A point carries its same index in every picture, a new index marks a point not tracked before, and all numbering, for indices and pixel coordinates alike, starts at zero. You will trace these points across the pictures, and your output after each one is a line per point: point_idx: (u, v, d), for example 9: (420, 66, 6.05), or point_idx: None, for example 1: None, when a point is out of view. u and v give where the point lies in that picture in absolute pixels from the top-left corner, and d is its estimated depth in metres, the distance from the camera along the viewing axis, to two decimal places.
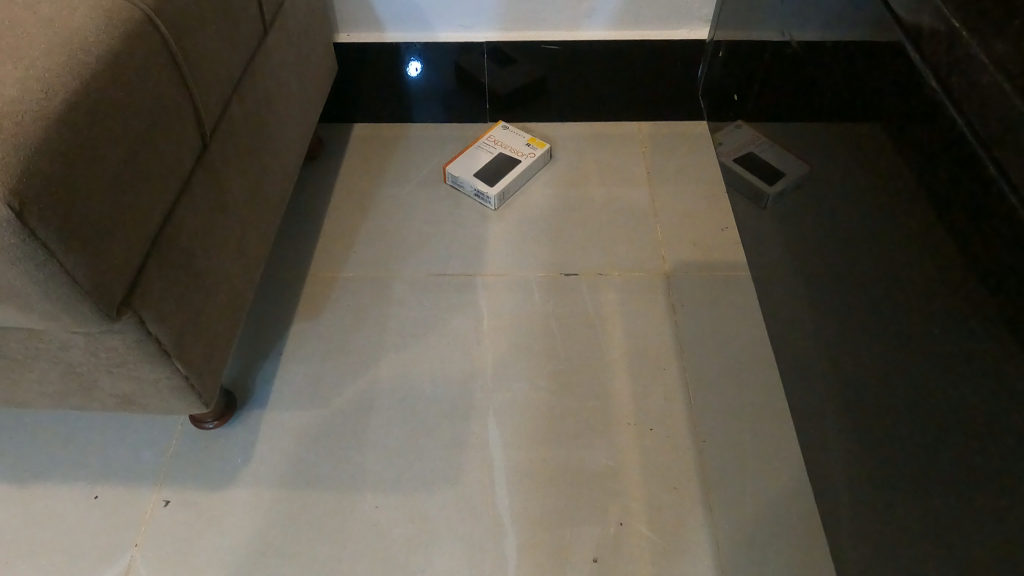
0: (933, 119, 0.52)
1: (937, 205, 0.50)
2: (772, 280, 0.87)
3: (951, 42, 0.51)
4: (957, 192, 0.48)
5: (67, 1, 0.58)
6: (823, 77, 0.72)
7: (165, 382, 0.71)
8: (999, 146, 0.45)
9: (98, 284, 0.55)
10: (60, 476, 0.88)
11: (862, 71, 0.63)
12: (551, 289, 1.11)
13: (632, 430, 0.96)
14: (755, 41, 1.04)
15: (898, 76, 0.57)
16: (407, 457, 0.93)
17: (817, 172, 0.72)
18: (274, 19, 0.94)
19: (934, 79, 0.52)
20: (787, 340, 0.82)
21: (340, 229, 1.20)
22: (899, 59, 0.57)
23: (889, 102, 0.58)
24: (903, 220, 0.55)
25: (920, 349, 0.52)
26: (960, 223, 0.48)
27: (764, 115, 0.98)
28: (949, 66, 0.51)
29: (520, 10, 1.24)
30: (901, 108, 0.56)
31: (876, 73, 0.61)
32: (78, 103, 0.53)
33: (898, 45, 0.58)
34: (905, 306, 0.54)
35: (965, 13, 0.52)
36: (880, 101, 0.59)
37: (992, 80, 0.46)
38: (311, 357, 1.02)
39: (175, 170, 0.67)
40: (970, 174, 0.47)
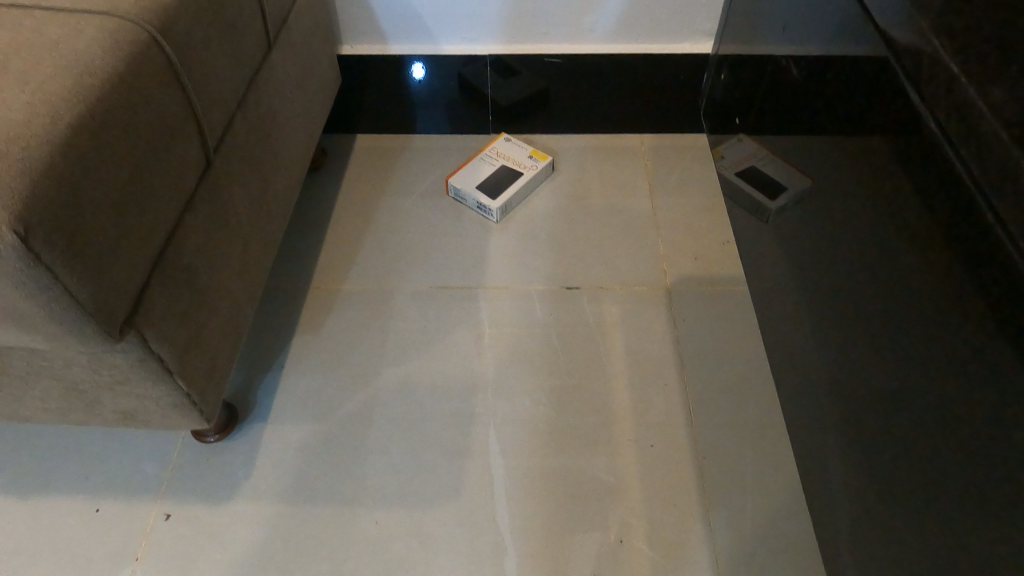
0: (932, 161, 0.52)
1: (936, 246, 0.51)
2: (772, 298, 0.87)
3: (950, 85, 0.51)
4: (956, 236, 0.49)
5: (73, 23, 0.59)
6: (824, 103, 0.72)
7: (166, 399, 0.71)
8: (999, 195, 0.45)
9: (100, 305, 0.56)
10: (62, 489, 0.89)
11: (861, 104, 0.64)
12: (552, 303, 1.11)
13: (633, 445, 0.96)
14: (759, 56, 1.04)
15: (897, 113, 0.57)
16: (407, 471, 0.93)
17: (818, 196, 0.73)
18: (279, 34, 0.95)
19: (933, 122, 0.52)
20: (787, 359, 0.82)
21: (343, 241, 1.20)
22: (898, 97, 0.57)
23: (889, 138, 0.58)
24: (903, 254, 0.55)
25: (920, 376, 0.52)
26: (960, 265, 0.48)
27: (767, 132, 0.98)
28: (948, 109, 0.51)
29: (523, 24, 1.24)
30: (900, 148, 0.56)
31: (875, 108, 0.61)
32: (82, 126, 0.54)
33: (896, 82, 0.58)
34: (905, 336, 0.54)
35: (964, 56, 0.52)
36: (880, 137, 0.59)
37: (991, 128, 0.46)
38: (312, 370, 1.03)
39: (178, 188, 0.67)
40: (970, 221, 0.47)
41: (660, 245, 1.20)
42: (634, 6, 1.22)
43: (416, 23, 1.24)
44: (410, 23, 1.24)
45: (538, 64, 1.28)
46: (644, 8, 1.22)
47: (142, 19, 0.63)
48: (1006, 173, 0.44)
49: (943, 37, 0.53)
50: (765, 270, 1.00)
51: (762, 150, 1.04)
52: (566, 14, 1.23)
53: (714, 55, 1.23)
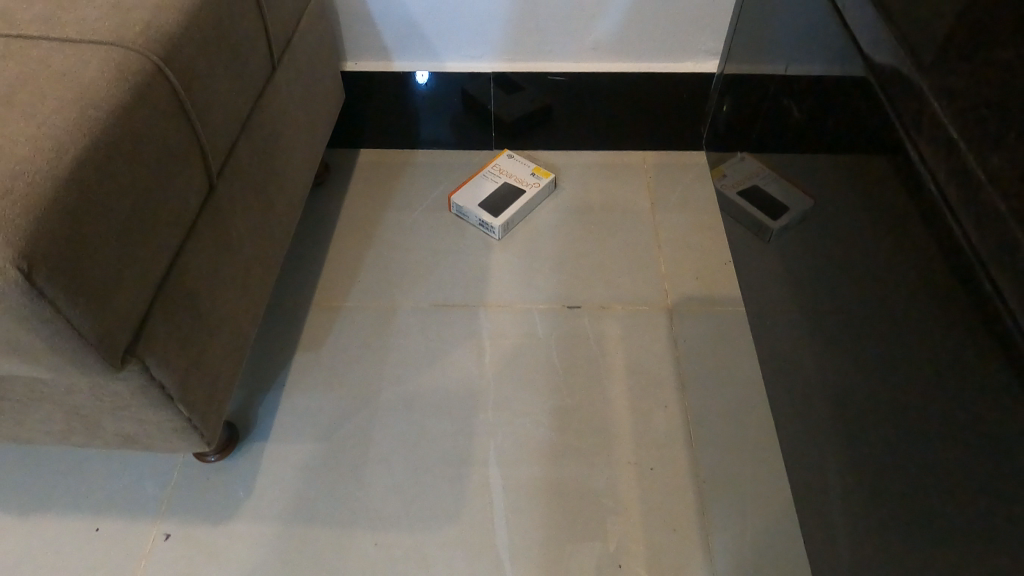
0: (935, 223, 0.53)
1: (942, 303, 0.52)
2: (785, 323, 0.88)
3: (949, 150, 0.51)
4: (960, 298, 0.50)
5: (79, 55, 0.60)
6: (833, 139, 0.74)
7: (168, 423, 0.71)
8: (997, 267, 0.45)
9: (103, 335, 0.56)
10: (63, 508, 0.89)
11: (867, 156, 0.65)
12: (554, 322, 1.11)
13: (633, 468, 0.96)
14: (765, 77, 1.04)
15: (901, 170, 0.58)
16: (407, 492, 0.93)
17: (831, 234, 0.74)
18: (283, 55, 0.96)
19: (934, 185, 0.54)
20: (794, 386, 0.81)
21: (345, 257, 1.20)
22: (900, 155, 0.59)
23: (895, 192, 0.59)
24: (912, 305, 0.56)
25: (931, 419, 0.53)
26: (963, 324, 0.49)
27: (773, 154, 0.98)
28: (948, 174, 0.51)
29: (527, 41, 1.24)
30: (905, 205, 0.58)
31: (880, 161, 0.62)
32: (87, 159, 0.54)
33: (897, 138, 0.59)
34: (916, 381, 0.55)
35: (962, 120, 0.52)
36: (887, 190, 0.61)
37: (989, 198, 0.47)
38: (313, 389, 1.03)
39: (181, 215, 0.68)
40: (972, 287, 0.49)
41: (662, 265, 1.20)
42: (638, 25, 1.22)
43: (420, 40, 1.24)
44: (414, 40, 1.24)
45: (542, 81, 1.29)
46: (648, 27, 1.22)
47: (147, 49, 0.63)
48: (1004, 244, 0.45)
49: (941, 98, 0.54)
50: (767, 293, 0.99)
51: (764, 168, 1.05)
52: (570, 33, 1.23)
53: (720, 75, 1.24)
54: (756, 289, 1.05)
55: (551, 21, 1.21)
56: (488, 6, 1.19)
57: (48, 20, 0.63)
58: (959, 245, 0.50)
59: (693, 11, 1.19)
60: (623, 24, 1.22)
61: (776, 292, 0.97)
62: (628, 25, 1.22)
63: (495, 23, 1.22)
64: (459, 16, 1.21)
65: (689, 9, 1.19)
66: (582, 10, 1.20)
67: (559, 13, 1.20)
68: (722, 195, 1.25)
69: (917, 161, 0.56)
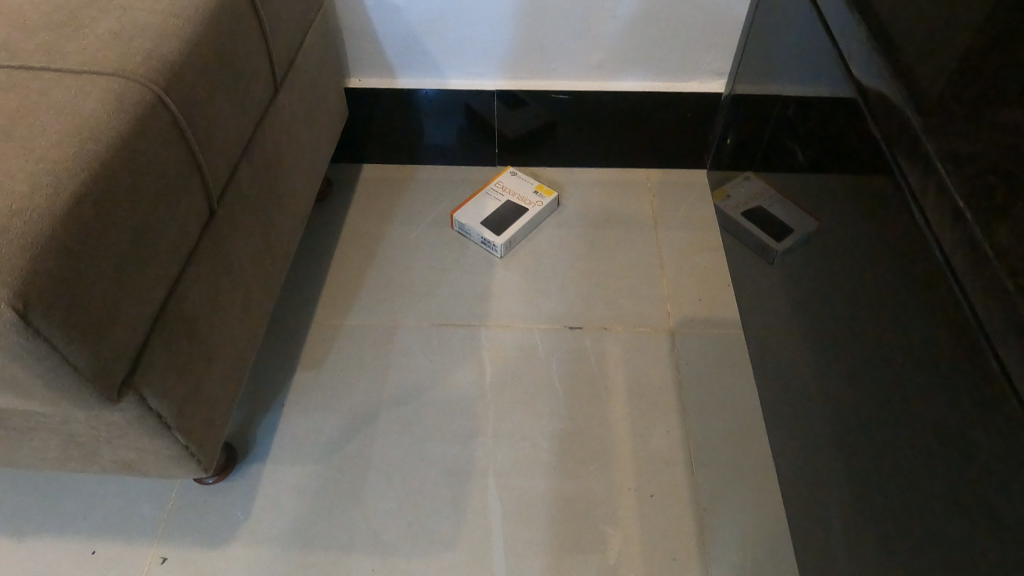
0: (941, 289, 0.55)
1: (952, 360, 0.53)
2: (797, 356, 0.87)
3: (955, 218, 0.53)
4: (970, 360, 0.51)
5: (80, 87, 0.60)
6: (841, 181, 0.76)
7: (164, 451, 0.71)
8: (1004, 341, 0.46)
9: (99, 370, 0.56)
10: (60, 530, 0.89)
11: (873, 211, 0.67)
12: (555, 343, 1.10)
13: (634, 494, 0.95)
14: (772, 99, 1.04)
15: (908, 230, 0.60)
16: (405, 516, 0.92)
17: (841, 272, 0.74)
18: (286, 77, 0.95)
19: (940, 251, 0.55)
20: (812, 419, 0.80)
21: (346, 275, 1.20)
22: (907, 216, 0.60)
23: (903, 250, 0.61)
24: (923, 358, 0.57)
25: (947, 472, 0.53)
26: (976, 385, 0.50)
27: (781, 178, 0.97)
28: (954, 243, 0.53)
29: (531, 60, 1.24)
30: (913, 265, 0.59)
31: (887, 218, 0.64)
32: (85, 194, 0.54)
33: (904, 199, 0.61)
34: (931, 432, 0.55)
35: (970, 188, 0.53)
36: (894, 248, 0.62)
37: (994, 273, 0.48)
38: (313, 409, 1.03)
39: (180, 243, 0.67)
40: (979, 355, 0.50)
41: (664, 286, 1.19)
42: (642, 45, 1.21)
43: (425, 58, 1.24)
44: (418, 58, 1.24)
45: (546, 100, 1.29)
46: (652, 46, 1.21)
47: (149, 78, 0.63)
48: (1011, 321, 0.46)
49: (947, 161, 0.55)
50: (773, 319, 0.99)
51: (770, 188, 1.05)
52: (574, 52, 1.23)
53: (728, 95, 1.24)
54: (760, 314, 1.04)
55: (556, 40, 1.21)
56: (492, 25, 1.19)
57: (50, 49, 0.63)
58: (963, 314, 0.52)
59: (698, 31, 1.19)
60: (627, 43, 1.21)
61: (780, 318, 0.96)
62: (633, 45, 1.22)
63: (499, 42, 1.21)
64: (463, 35, 1.21)
65: (694, 29, 1.19)
66: (586, 29, 1.19)
67: (564, 32, 1.20)
68: (722, 217, 1.25)
69: (920, 222, 0.58)
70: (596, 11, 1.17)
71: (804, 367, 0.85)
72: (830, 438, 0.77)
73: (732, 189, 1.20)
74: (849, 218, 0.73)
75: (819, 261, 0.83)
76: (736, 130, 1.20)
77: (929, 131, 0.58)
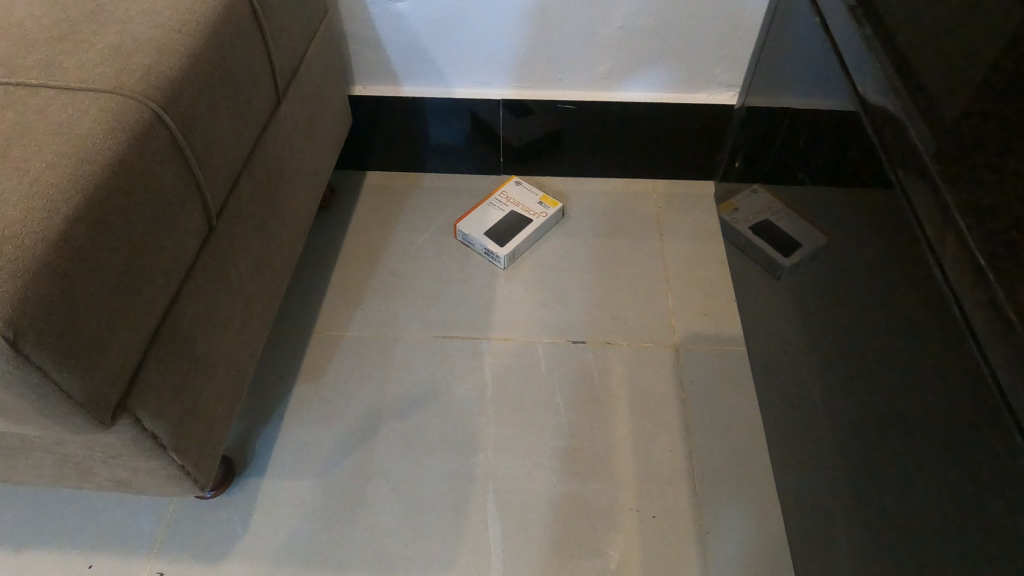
0: (961, 350, 0.53)
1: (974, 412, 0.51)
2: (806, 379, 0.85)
3: (976, 278, 0.51)
4: (993, 420, 0.49)
5: (77, 104, 0.59)
6: (854, 214, 0.74)
7: (160, 470, 0.70)
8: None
9: (93, 395, 0.55)
10: (57, 542, 0.88)
11: (888, 259, 0.65)
12: (558, 357, 1.09)
13: (635, 515, 0.93)
14: (784, 115, 1.02)
15: (925, 283, 0.58)
16: (403, 534, 0.91)
17: (855, 298, 0.73)
18: (289, 87, 0.94)
19: (959, 311, 0.53)
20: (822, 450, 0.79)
21: (349, 285, 1.19)
22: (923, 268, 0.58)
23: (918, 300, 0.59)
24: (940, 401, 0.56)
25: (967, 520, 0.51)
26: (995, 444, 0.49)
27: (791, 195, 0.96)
28: (973, 303, 0.51)
29: (538, 70, 1.23)
30: (929, 318, 0.57)
31: (902, 265, 0.62)
32: (80, 218, 0.53)
33: (919, 251, 0.59)
34: (949, 478, 0.54)
35: (990, 247, 0.51)
36: (910, 298, 0.60)
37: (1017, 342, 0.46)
38: (312, 423, 1.02)
39: (177, 262, 0.66)
40: (1002, 420, 0.48)
41: (670, 300, 1.17)
42: (650, 56, 1.20)
43: (430, 67, 1.23)
44: (424, 67, 1.23)
45: (552, 109, 1.27)
46: (661, 57, 1.20)
47: (147, 96, 0.62)
48: None
49: (967, 214, 0.53)
50: (780, 338, 0.97)
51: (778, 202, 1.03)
52: (582, 62, 1.21)
53: (740, 107, 1.21)
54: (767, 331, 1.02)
55: (563, 51, 1.20)
56: (499, 35, 1.17)
57: (48, 65, 0.62)
58: (986, 378, 0.50)
59: (707, 42, 1.17)
60: (635, 54, 1.20)
61: (788, 338, 0.94)
62: (641, 56, 1.20)
63: (506, 51, 1.20)
64: (469, 44, 1.19)
65: (703, 41, 1.17)
66: (594, 40, 1.18)
67: (571, 43, 1.18)
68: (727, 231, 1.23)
69: (938, 276, 0.56)
70: (604, 21, 1.15)
71: (811, 391, 0.84)
72: (839, 465, 0.75)
73: (739, 202, 1.19)
74: (862, 245, 0.71)
75: (829, 282, 0.81)
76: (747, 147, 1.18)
77: (945, 177, 0.56)
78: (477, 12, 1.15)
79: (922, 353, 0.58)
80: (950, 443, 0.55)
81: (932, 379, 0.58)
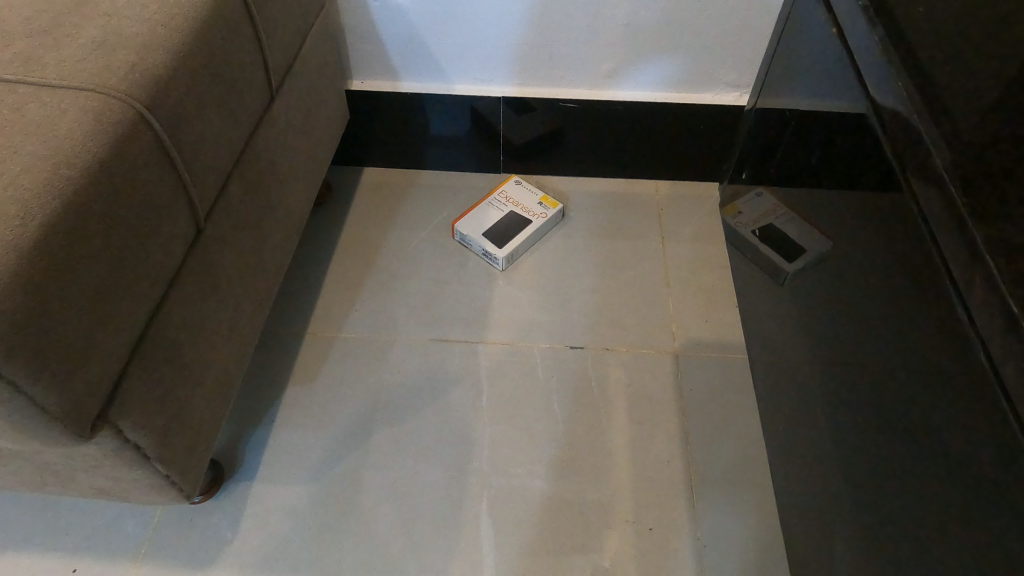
0: (988, 401, 0.50)
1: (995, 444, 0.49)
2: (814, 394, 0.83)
3: (1009, 328, 0.47)
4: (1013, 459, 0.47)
5: (57, 103, 0.56)
6: (870, 233, 0.71)
7: (144, 480, 0.68)
8: None
9: (70, 407, 0.53)
10: (41, 545, 0.87)
11: (911, 296, 0.62)
12: (556, 363, 1.07)
13: (631, 527, 0.92)
14: (797, 118, 0.98)
15: (953, 328, 0.55)
16: (395, 543, 0.90)
17: (868, 314, 0.71)
18: (283, 83, 0.91)
19: (989, 362, 0.50)
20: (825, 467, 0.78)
21: (344, 285, 1.17)
22: (951, 312, 0.55)
23: (942, 340, 0.56)
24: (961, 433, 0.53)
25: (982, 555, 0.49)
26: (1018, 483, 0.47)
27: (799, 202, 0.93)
28: (1005, 356, 0.47)
29: (540, 68, 1.20)
30: (954, 362, 0.54)
31: (927, 305, 0.59)
32: (56, 226, 0.51)
33: (947, 294, 0.56)
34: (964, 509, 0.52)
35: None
36: (934, 339, 0.58)
37: None
38: (304, 426, 1.00)
39: (162, 267, 0.64)
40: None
41: (670, 305, 1.15)
42: (656, 55, 1.17)
43: (429, 62, 1.20)
44: (423, 63, 1.20)
45: (554, 108, 1.24)
46: (666, 56, 1.17)
47: (131, 95, 0.60)
48: None
49: (997, 255, 0.50)
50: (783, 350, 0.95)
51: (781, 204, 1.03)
52: (585, 60, 1.18)
53: (752, 108, 1.17)
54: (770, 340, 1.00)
55: (566, 48, 1.17)
56: (500, 31, 1.14)
57: (28, 59, 0.60)
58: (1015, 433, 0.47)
59: (714, 42, 1.14)
60: (640, 53, 1.17)
61: (790, 349, 0.92)
62: (646, 55, 1.17)
63: (507, 48, 1.17)
64: (470, 40, 1.16)
65: (710, 40, 1.14)
66: (597, 37, 1.15)
67: (574, 40, 1.15)
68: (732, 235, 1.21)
69: (968, 325, 0.53)
70: (609, 18, 1.12)
71: (815, 406, 0.82)
72: (843, 484, 0.73)
73: (743, 205, 1.17)
74: (878, 264, 0.69)
75: (837, 295, 0.79)
76: (756, 152, 1.14)
77: (973, 216, 0.53)
78: (478, 8, 1.12)
79: (943, 394, 0.56)
80: (965, 476, 0.53)
81: (947, 405, 0.56)
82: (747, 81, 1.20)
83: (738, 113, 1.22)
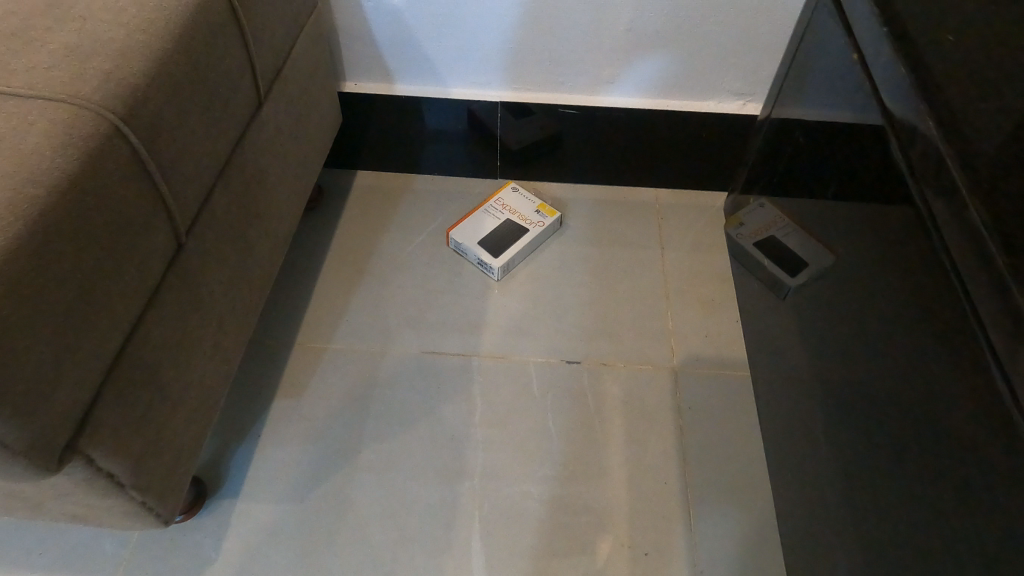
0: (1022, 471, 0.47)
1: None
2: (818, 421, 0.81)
3: None
4: None
5: (24, 114, 0.53)
6: (890, 265, 0.67)
7: (118, 508, 0.65)
8: None
9: (34, 441, 0.50)
10: (15, 566, 0.84)
11: (935, 344, 0.58)
12: (552, 379, 1.05)
13: (627, 552, 0.89)
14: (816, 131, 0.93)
15: (985, 388, 0.51)
16: (382, 567, 0.87)
17: (880, 343, 0.68)
18: (271, 88, 0.88)
19: None
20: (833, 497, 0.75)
21: (334, 293, 1.14)
22: (984, 372, 0.52)
23: (973, 394, 0.53)
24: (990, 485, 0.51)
25: None
26: None
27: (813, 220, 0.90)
28: None
29: (539, 72, 1.17)
30: (985, 417, 0.51)
31: (955, 358, 0.55)
32: (19, 249, 0.48)
33: (981, 355, 0.52)
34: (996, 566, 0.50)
35: None
36: (963, 392, 0.54)
37: None
38: (291, 442, 0.97)
39: (138, 286, 0.61)
40: None
41: (669, 319, 1.13)
42: (658, 61, 1.14)
43: (425, 65, 1.16)
44: (419, 65, 1.16)
45: (554, 114, 1.21)
46: (668, 63, 1.14)
47: (105, 106, 0.56)
48: None
49: None
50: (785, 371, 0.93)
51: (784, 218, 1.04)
52: (585, 65, 1.15)
53: (766, 117, 1.12)
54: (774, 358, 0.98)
55: (566, 53, 1.13)
56: (498, 34, 1.11)
57: None
58: None
59: (718, 49, 1.11)
60: (642, 59, 1.13)
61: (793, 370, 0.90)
62: (648, 61, 1.14)
63: (505, 52, 1.14)
64: (467, 43, 1.13)
65: (714, 47, 1.11)
66: (599, 42, 1.11)
67: (575, 45, 1.12)
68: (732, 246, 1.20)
69: (1004, 392, 0.49)
70: (610, 23, 1.09)
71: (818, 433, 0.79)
72: (851, 518, 0.71)
73: (746, 216, 1.16)
74: (897, 298, 0.65)
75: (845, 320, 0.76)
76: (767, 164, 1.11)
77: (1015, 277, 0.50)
78: (476, 11, 1.08)
79: (968, 442, 0.53)
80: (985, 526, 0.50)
81: (969, 452, 0.53)
82: (751, 90, 1.16)
83: (742, 122, 1.19)
